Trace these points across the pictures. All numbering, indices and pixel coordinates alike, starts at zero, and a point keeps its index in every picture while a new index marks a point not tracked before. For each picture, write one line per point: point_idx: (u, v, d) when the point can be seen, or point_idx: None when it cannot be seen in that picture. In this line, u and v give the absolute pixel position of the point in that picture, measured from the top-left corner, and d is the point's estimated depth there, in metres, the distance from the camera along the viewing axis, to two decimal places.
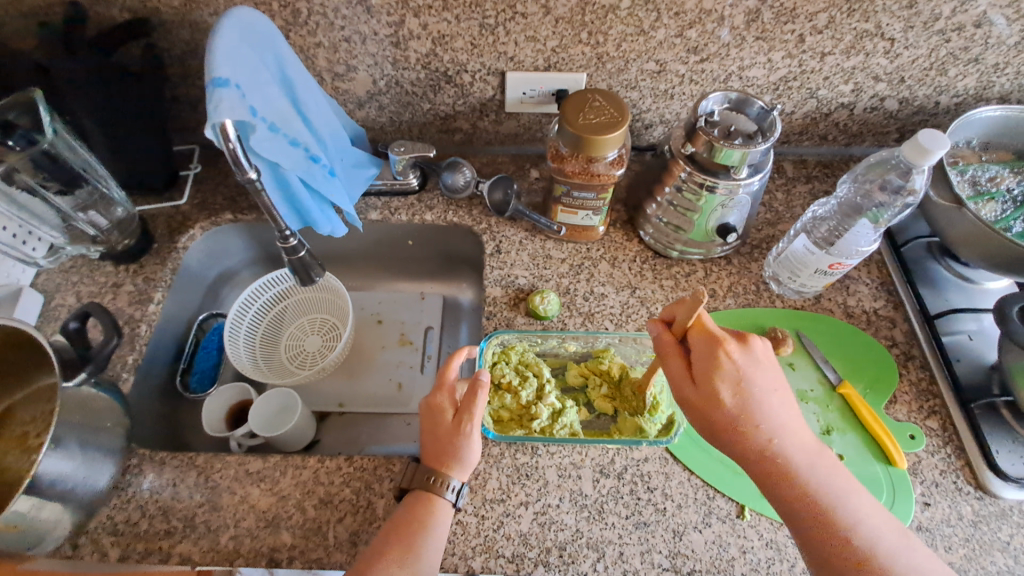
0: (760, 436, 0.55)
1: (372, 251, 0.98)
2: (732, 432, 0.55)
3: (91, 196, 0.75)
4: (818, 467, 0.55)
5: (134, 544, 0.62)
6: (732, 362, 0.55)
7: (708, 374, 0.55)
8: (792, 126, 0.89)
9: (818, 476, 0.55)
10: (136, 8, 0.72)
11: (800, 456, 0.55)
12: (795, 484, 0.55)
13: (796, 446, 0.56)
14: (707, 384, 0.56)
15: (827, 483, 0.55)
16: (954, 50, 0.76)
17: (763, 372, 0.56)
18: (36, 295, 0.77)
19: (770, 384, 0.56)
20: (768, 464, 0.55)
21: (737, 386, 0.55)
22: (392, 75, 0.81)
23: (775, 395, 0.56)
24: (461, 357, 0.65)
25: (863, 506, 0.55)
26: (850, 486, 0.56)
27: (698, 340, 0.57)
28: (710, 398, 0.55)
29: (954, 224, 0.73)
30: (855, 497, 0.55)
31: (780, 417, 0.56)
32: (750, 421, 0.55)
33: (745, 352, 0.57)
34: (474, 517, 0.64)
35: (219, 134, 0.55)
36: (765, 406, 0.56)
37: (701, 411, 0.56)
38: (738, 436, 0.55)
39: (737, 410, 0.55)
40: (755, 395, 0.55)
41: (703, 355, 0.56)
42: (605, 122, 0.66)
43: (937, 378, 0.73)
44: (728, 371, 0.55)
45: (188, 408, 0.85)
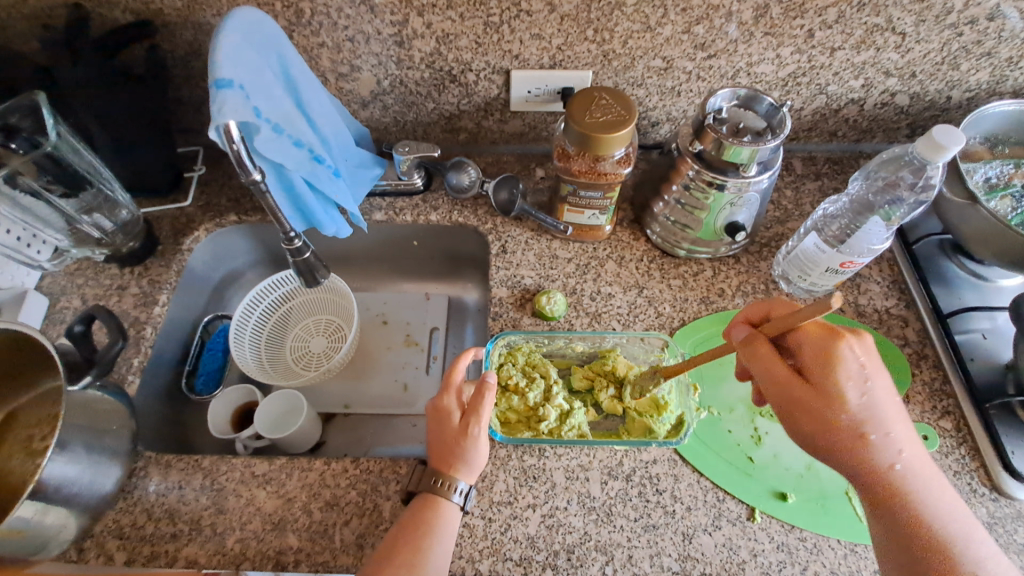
0: (884, 442, 0.53)
1: (377, 252, 0.98)
2: (853, 436, 0.53)
3: (95, 199, 0.75)
4: (928, 475, 0.54)
5: (140, 547, 0.62)
6: (854, 356, 0.53)
7: (828, 369, 0.53)
8: (801, 123, 0.88)
9: (927, 485, 0.54)
10: (139, 10, 0.72)
11: (915, 465, 0.54)
12: (908, 493, 0.53)
13: (911, 453, 0.54)
14: (827, 381, 0.53)
15: (936, 492, 0.54)
16: (967, 44, 0.75)
17: (881, 373, 0.55)
18: (43, 298, 0.77)
19: (886, 385, 0.55)
20: (886, 473, 0.54)
21: (862, 384, 0.53)
22: (396, 74, 0.80)
23: (890, 398, 0.55)
24: (467, 358, 0.65)
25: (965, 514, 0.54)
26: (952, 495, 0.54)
27: (812, 340, 0.54)
28: (832, 397, 0.53)
29: (967, 221, 0.72)
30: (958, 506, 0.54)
31: (898, 423, 0.54)
32: (874, 425, 0.53)
33: (865, 349, 0.54)
34: (482, 519, 0.63)
35: (223, 135, 0.55)
36: (885, 410, 0.54)
37: (816, 412, 0.53)
38: (859, 441, 0.53)
39: (859, 411, 0.53)
40: (879, 395, 0.54)
41: (822, 351, 0.53)
42: (612, 120, 0.65)
43: (950, 378, 0.72)
44: (851, 366, 0.53)
45: (194, 409, 0.85)
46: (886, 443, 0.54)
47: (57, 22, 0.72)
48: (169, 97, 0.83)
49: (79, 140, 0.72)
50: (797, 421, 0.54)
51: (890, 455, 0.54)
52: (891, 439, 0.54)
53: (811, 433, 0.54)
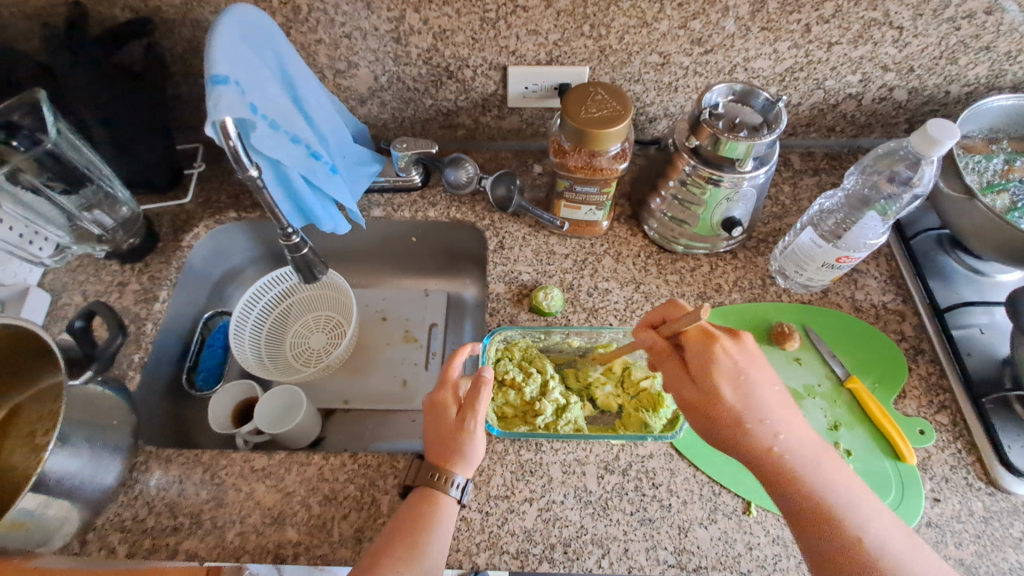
0: (763, 432, 0.55)
1: (376, 249, 0.98)
2: (733, 429, 0.56)
3: (95, 195, 0.75)
4: (818, 461, 0.56)
5: (141, 540, 0.63)
6: (728, 357, 0.56)
7: (704, 370, 0.56)
8: (798, 118, 0.88)
9: (817, 471, 0.55)
10: (138, 8, 0.72)
11: (802, 450, 0.56)
12: (797, 480, 0.55)
13: (797, 439, 0.56)
14: (706, 380, 0.56)
15: (827, 474, 0.55)
16: (965, 38, 0.75)
17: (759, 368, 0.57)
18: (44, 294, 0.78)
19: (765, 378, 0.57)
20: (773, 462, 0.55)
21: (737, 381, 0.56)
22: (393, 70, 0.81)
23: (771, 390, 0.57)
24: (464, 353, 0.65)
25: (858, 494, 0.55)
26: (846, 475, 0.56)
27: (692, 341, 0.57)
28: (710, 394, 0.56)
29: (964, 216, 0.71)
30: (852, 486, 0.56)
31: (778, 412, 0.56)
32: (753, 418, 0.55)
33: (739, 347, 0.57)
34: (479, 513, 0.64)
35: (219, 131, 0.54)
36: (763, 402, 0.56)
37: (700, 409, 0.57)
38: (742, 433, 0.55)
39: (737, 405, 0.55)
40: (755, 387, 0.56)
41: (697, 353, 0.57)
42: (607, 116, 0.65)
43: (948, 373, 0.72)
44: (726, 367, 0.56)
45: (195, 405, 0.85)
46: (765, 433, 0.55)
47: (55, 20, 0.73)
48: (168, 94, 0.83)
49: (80, 138, 0.73)
50: (692, 418, 0.58)
51: (771, 441, 0.55)
52: (769, 428, 0.55)
53: (706, 430, 0.58)
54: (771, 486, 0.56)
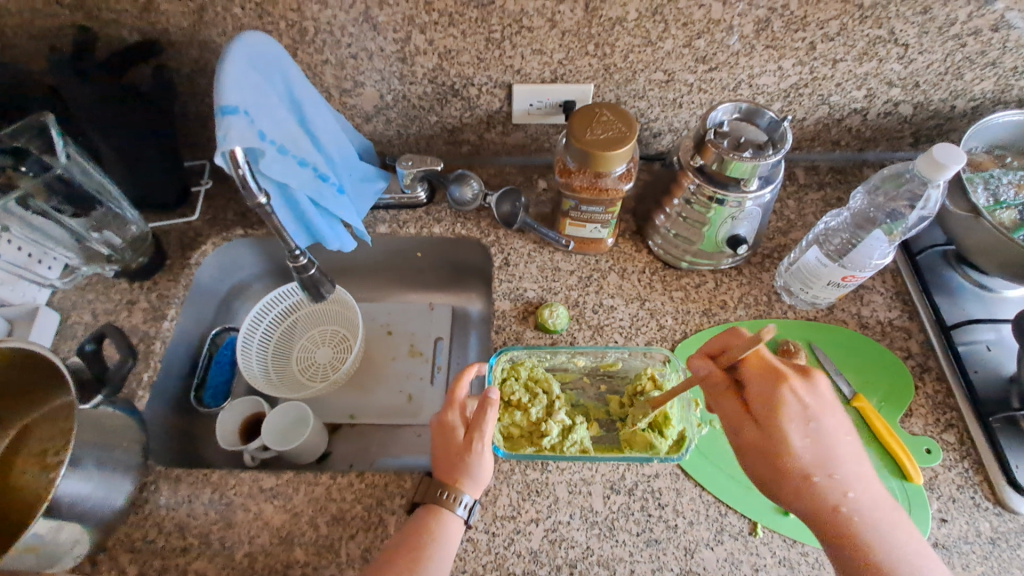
0: (831, 486, 0.53)
1: (381, 263, 0.99)
2: (798, 478, 0.54)
3: (104, 216, 0.76)
4: (886, 522, 0.53)
5: (152, 561, 0.63)
6: (796, 400, 0.55)
7: (769, 409, 0.55)
8: (803, 132, 0.87)
9: (884, 531, 0.53)
10: (145, 30, 0.73)
11: (872, 508, 0.53)
12: (864, 541, 0.52)
13: (867, 498, 0.54)
14: (771, 420, 0.55)
15: (895, 539, 0.53)
16: (971, 55, 0.75)
17: (831, 415, 0.55)
18: (53, 313, 0.78)
19: (836, 427, 0.55)
20: (838, 519, 0.53)
21: (807, 427, 0.54)
22: (399, 89, 0.81)
23: (841, 440, 0.55)
24: (470, 373, 0.65)
25: (926, 562, 0.52)
26: (914, 540, 0.53)
27: (756, 378, 0.57)
28: (774, 436, 0.55)
29: (971, 233, 0.71)
30: (920, 554, 0.53)
31: (849, 467, 0.54)
32: (820, 469, 0.54)
33: (810, 389, 0.56)
34: (485, 534, 0.64)
35: (229, 159, 0.55)
36: (832, 453, 0.54)
37: (760, 452, 0.55)
38: (806, 484, 0.54)
39: (804, 453, 0.54)
40: (824, 434, 0.55)
41: (763, 391, 0.56)
42: (613, 137, 0.65)
43: (954, 391, 0.72)
44: (794, 409, 0.55)
45: (203, 421, 0.86)
46: (833, 487, 0.53)
47: (65, 42, 0.73)
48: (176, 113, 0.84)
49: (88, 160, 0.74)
50: (750, 461, 0.57)
51: (838, 499, 0.53)
52: (838, 483, 0.53)
53: (764, 477, 0.56)
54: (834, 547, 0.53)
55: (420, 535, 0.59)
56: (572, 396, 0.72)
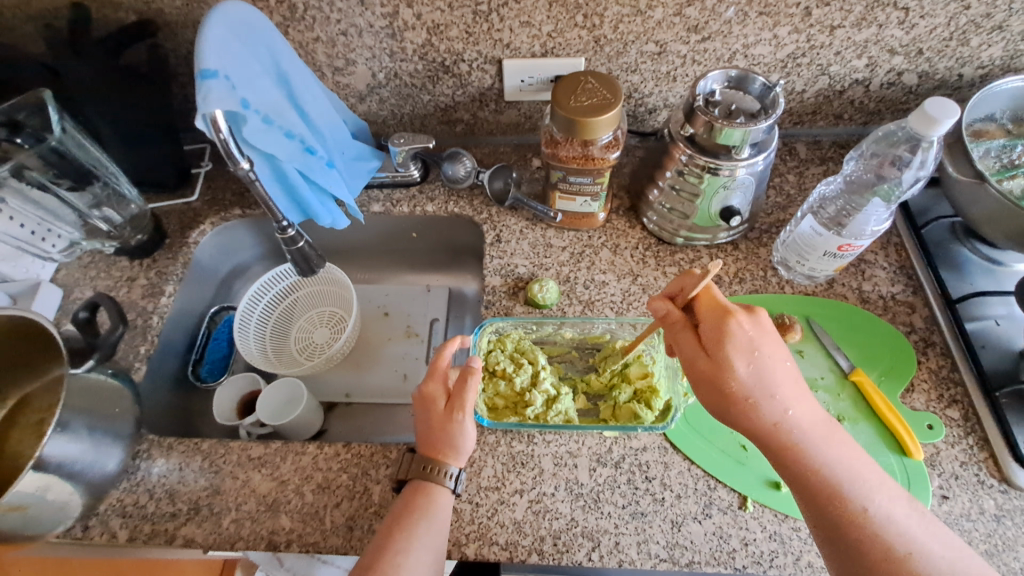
0: (771, 407, 0.51)
1: (377, 244, 0.99)
2: (740, 403, 0.52)
3: (103, 192, 0.79)
4: (830, 442, 0.52)
5: (142, 526, 0.65)
6: (741, 329, 0.52)
7: (715, 340, 0.52)
8: (804, 105, 0.85)
9: (827, 447, 0.51)
10: (142, 10, 0.75)
11: (812, 429, 0.52)
12: (807, 460, 0.51)
13: (809, 416, 0.52)
14: (717, 350, 0.52)
15: (838, 456, 0.51)
16: (976, 18, 0.72)
17: (774, 339, 0.53)
18: (56, 289, 0.81)
19: (779, 352, 0.53)
20: (779, 438, 0.52)
21: (750, 353, 0.52)
22: (390, 66, 0.81)
23: (784, 365, 0.52)
24: (453, 346, 0.65)
25: (872, 477, 0.51)
26: (858, 454, 0.52)
27: (707, 311, 0.54)
28: (719, 365, 0.52)
29: (977, 202, 0.68)
30: (865, 468, 0.51)
31: (788, 387, 0.52)
32: (762, 391, 0.51)
33: (754, 318, 0.53)
34: (469, 504, 0.63)
35: (210, 124, 0.57)
36: (776, 377, 0.52)
37: (708, 382, 0.53)
38: (747, 407, 0.52)
39: (748, 379, 0.51)
40: (767, 360, 0.52)
41: (710, 321, 0.53)
42: (597, 104, 0.65)
43: (959, 365, 0.69)
44: (739, 337, 0.52)
45: (200, 397, 0.88)
46: (775, 408, 0.51)
47: (65, 24, 0.76)
48: (174, 95, 0.86)
49: (85, 135, 0.76)
50: (699, 392, 0.54)
51: (780, 418, 0.51)
52: (780, 404, 0.52)
53: (710, 404, 0.54)
54: (778, 465, 0.52)
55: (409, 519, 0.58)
56: (561, 369, 0.73)
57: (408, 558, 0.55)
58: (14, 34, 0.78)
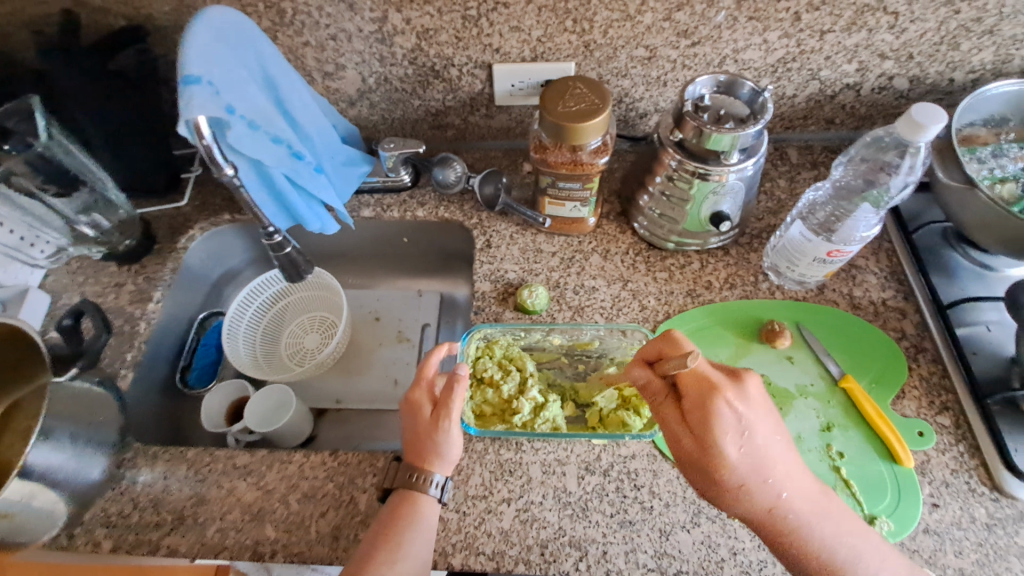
0: (766, 493, 0.52)
1: (369, 249, 0.99)
2: (734, 489, 0.52)
3: (91, 198, 0.79)
4: (822, 517, 0.53)
5: (126, 535, 0.64)
6: (730, 410, 0.51)
7: (704, 423, 0.52)
8: (795, 110, 0.85)
9: (819, 529, 0.52)
10: (130, 15, 0.75)
11: (806, 505, 0.52)
12: (800, 539, 0.52)
13: (801, 497, 0.53)
14: (706, 437, 0.52)
15: (831, 535, 0.52)
16: (966, 23, 0.72)
17: (763, 419, 0.52)
18: (44, 296, 0.80)
19: (770, 432, 0.53)
20: (775, 521, 0.52)
21: (741, 436, 0.51)
22: (380, 71, 0.81)
23: (775, 443, 0.53)
24: (440, 352, 0.64)
25: (865, 553, 0.52)
26: (851, 530, 0.53)
27: (690, 390, 0.53)
28: (711, 452, 0.51)
29: (967, 207, 0.68)
30: (858, 545, 0.53)
31: (783, 467, 0.52)
32: (756, 477, 0.52)
33: (742, 396, 0.53)
34: (456, 513, 0.63)
35: (193, 131, 0.57)
36: (767, 460, 0.52)
37: (701, 467, 0.53)
38: (742, 492, 0.52)
39: (741, 464, 0.51)
40: (760, 442, 0.52)
41: (695, 404, 0.52)
42: (585, 109, 0.65)
43: (950, 372, 0.68)
44: (727, 421, 0.51)
45: (189, 403, 0.87)
46: (768, 492, 0.52)
47: (53, 29, 0.76)
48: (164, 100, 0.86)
49: (72, 141, 0.76)
50: (691, 473, 0.54)
51: (775, 503, 0.52)
52: (773, 487, 0.52)
53: (704, 487, 0.54)
54: (772, 543, 0.53)
55: (394, 528, 0.57)
56: (549, 375, 0.73)
57: (393, 570, 0.54)
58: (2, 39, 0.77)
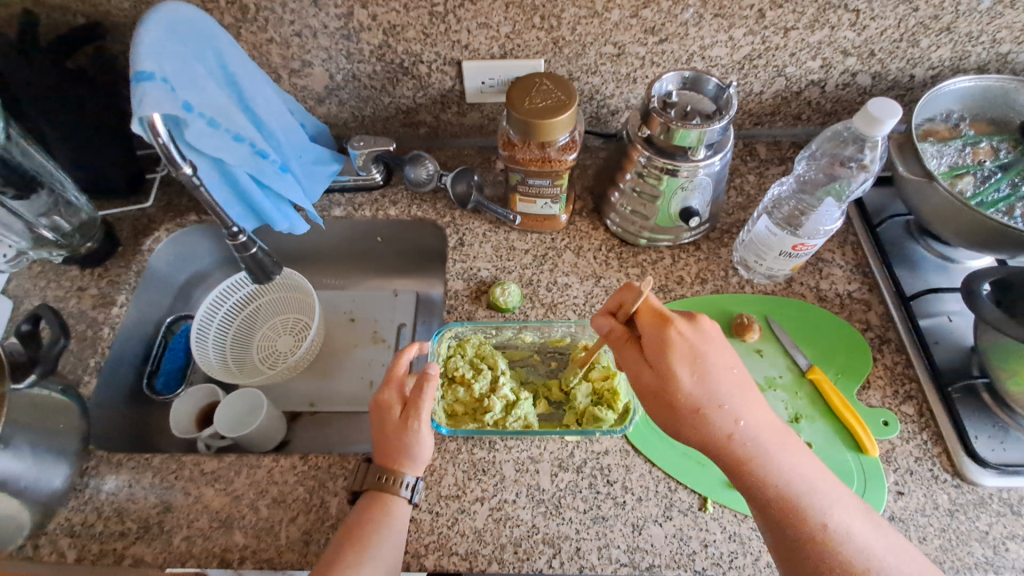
0: (722, 417, 0.52)
1: (342, 249, 0.97)
2: (691, 415, 0.52)
3: (52, 199, 0.76)
4: (779, 445, 0.52)
5: (89, 545, 0.63)
6: (682, 338, 0.53)
7: (659, 351, 0.52)
8: (763, 106, 0.86)
9: (775, 453, 0.52)
10: (87, 12, 0.73)
11: (762, 434, 0.52)
12: (758, 468, 0.51)
13: (758, 424, 0.52)
14: (663, 364, 0.52)
15: (788, 461, 0.52)
16: (924, 20, 0.73)
17: (715, 347, 0.53)
18: (4, 301, 0.79)
19: (723, 360, 0.53)
20: (731, 449, 0.52)
21: (694, 363, 0.52)
22: (347, 69, 0.80)
23: (730, 373, 0.53)
24: (410, 352, 0.64)
25: (822, 483, 0.52)
26: (806, 458, 0.53)
27: (646, 324, 0.54)
28: (666, 377, 0.52)
29: (928, 201, 0.69)
30: (813, 472, 0.53)
31: (738, 396, 0.52)
32: (710, 401, 0.52)
33: (696, 328, 0.54)
34: (429, 514, 0.62)
35: (148, 128, 0.55)
36: (721, 386, 0.52)
37: (658, 399, 0.53)
38: (698, 420, 0.52)
39: (695, 390, 0.52)
40: (713, 370, 0.52)
41: (650, 334, 0.53)
42: (553, 105, 0.65)
43: (914, 362, 0.70)
44: (682, 349, 0.52)
45: (156, 409, 0.85)
46: (725, 418, 0.52)
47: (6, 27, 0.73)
48: None
49: (28, 141, 0.74)
50: (651, 409, 0.54)
51: (731, 427, 0.52)
52: (730, 413, 0.52)
53: (664, 421, 0.54)
54: (731, 475, 0.53)
55: (364, 530, 0.56)
56: (522, 373, 0.72)
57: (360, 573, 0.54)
58: None
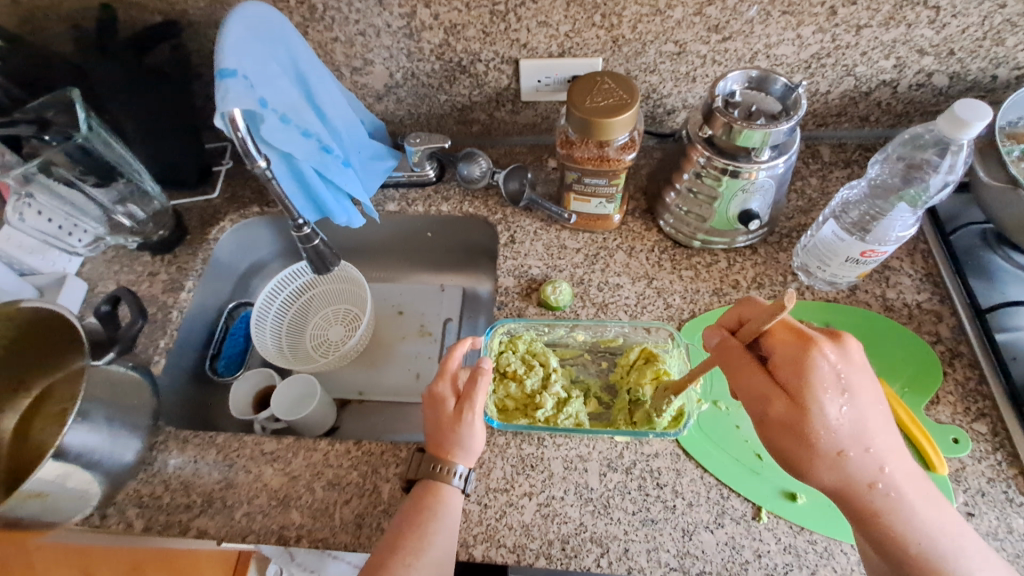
0: (865, 460, 0.50)
1: (394, 243, 1.00)
2: (832, 455, 0.50)
3: (127, 189, 0.81)
4: (920, 495, 0.51)
5: (157, 516, 0.66)
6: (829, 366, 0.51)
7: (800, 377, 0.50)
8: (828, 107, 0.83)
9: (919, 504, 0.50)
10: (167, 11, 0.77)
11: (905, 479, 0.51)
12: (895, 516, 0.50)
13: (901, 469, 0.51)
14: (805, 394, 0.50)
15: (932, 514, 0.50)
16: (1012, 17, 0.69)
17: (863, 381, 0.51)
18: (81, 283, 0.83)
19: (871, 396, 0.52)
20: (870, 495, 0.50)
21: (841, 396, 0.50)
22: (407, 67, 0.82)
23: (874, 410, 0.51)
24: (463, 347, 0.65)
25: (961, 534, 0.51)
26: (947, 512, 0.51)
27: (785, 348, 0.52)
28: (809, 412, 0.50)
29: (1010, 207, 0.66)
30: (955, 527, 0.51)
31: (882, 439, 0.51)
32: (854, 443, 0.50)
33: (844, 356, 0.52)
34: (477, 505, 0.63)
35: (228, 124, 0.58)
36: (865, 425, 0.51)
37: (797, 436, 0.50)
38: (839, 461, 0.50)
39: (839, 427, 0.50)
40: (858, 408, 0.51)
41: (791, 357, 0.51)
42: (613, 104, 0.64)
43: (988, 378, 0.66)
44: (828, 377, 0.50)
45: (216, 390, 0.89)
46: (868, 461, 0.50)
47: (93, 25, 0.78)
48: (197, 94, 0.88)
49: (110, 133, 0.78)
50: (776, 437, 0.52)
51: (873, 473, 0.50)
52: (873, 456, 0.50)
53: (794, 458, 0.51)
54: (860, 520, 0.51)
55: (422, 516, 0.58)
56: (572, 371, 0.73)
57: (417, 559, 0.55)
58: (45, 35, 0.80)
